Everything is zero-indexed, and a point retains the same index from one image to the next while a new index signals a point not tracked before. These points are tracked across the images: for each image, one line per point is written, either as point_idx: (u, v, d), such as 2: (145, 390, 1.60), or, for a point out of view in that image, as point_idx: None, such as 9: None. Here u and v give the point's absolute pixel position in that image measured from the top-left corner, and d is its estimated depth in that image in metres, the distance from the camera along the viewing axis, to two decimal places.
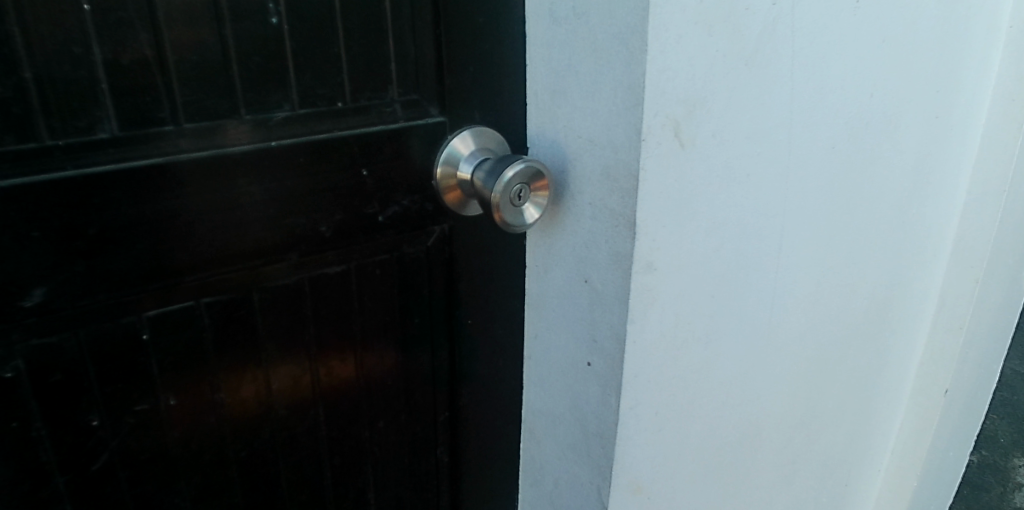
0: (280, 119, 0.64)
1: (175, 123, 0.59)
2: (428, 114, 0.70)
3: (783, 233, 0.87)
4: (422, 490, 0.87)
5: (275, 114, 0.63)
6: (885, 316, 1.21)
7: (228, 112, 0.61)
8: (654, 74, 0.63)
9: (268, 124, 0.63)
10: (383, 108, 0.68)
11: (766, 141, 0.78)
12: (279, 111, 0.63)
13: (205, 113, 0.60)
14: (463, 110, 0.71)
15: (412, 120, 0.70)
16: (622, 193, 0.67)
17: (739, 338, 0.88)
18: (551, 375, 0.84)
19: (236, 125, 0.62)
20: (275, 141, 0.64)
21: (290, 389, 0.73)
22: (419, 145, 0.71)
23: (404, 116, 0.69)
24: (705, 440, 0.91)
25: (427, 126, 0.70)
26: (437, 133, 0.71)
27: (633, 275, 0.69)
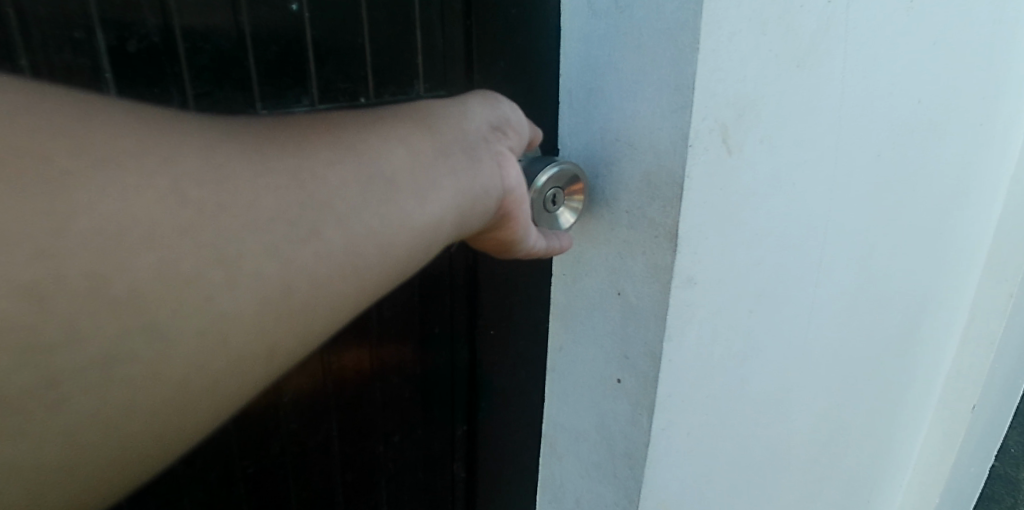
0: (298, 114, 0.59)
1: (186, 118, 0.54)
2: None
3: (825, 245, 0.82)
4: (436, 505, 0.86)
5: (293, 108, 0.59)
6: (918, 330, 1.16)
7: (243, 106, 0.56)
8: (705, 75, 0.58)
9: None
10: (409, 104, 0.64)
11: (814, 148, 0.73)
12: (298, 105, 0.59)
13: (218, 108, 0.55)
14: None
15: None
16: (664, 202, 0.62)
17: (774, 356, 0.83)
18: (575, 390, 0.79)
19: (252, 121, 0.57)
20: None
21: (302, 403, 0.69)
22: None
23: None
24: (734, 461, 0.86)
25: None
26: None
27: (673, 290, 0.64)
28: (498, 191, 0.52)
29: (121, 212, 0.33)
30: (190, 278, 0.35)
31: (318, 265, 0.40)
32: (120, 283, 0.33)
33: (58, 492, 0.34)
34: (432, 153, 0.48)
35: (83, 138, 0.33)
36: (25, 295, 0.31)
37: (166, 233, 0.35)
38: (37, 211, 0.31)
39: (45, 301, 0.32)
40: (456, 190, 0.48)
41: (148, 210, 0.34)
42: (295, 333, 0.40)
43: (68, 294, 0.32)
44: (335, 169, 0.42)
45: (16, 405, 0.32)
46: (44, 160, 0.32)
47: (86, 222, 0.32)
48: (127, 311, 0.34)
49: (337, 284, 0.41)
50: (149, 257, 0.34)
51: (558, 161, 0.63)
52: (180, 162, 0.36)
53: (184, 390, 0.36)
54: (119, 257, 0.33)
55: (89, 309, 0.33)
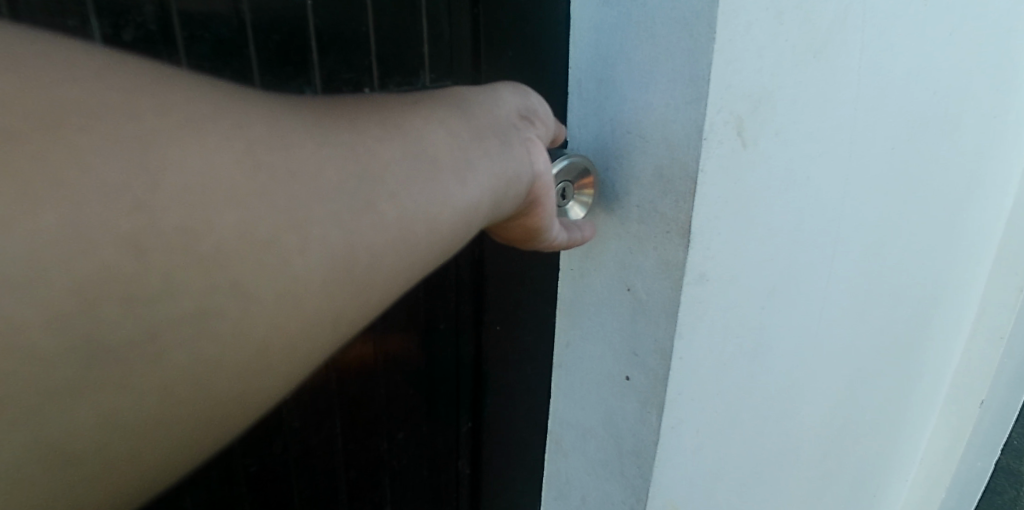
0: None
1: None
2: None
3: (838, 239, 0.81)
4: (440, 504, 0.85)
5: None
6: (928, 324, 1.14)
7: None
8: (721, 66, 0.56)
9: None
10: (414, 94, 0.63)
11: (829, 141, 0.71)
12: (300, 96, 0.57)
13: None
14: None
15: None
16: (676, 197, 0.60)
17: (784, 353, 0.82)
18: (583, 387, 0.77)
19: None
20: None
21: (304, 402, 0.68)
22: None
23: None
24: (743, 458, 0.85)
25: None
26: None
27: (685, 286, 0.63)
28: (529, 175, 0.51)
29: (205, 170, 0.33)
30: (269, 239, 0.35)
31: (377, 236, 0.39)
32: (207, 240, 0.33)
33: (141, 459, 0.34)
34: (467, 135, 0.47)
35: (164, 100, 0.33)
36: (126, 247, 0.31)
37: (245, 194, 0.34)
38: (129, 166, 0.31)
39: (142, 254, 0.31)
40: (491, 174, 0.47)
41: (228, 170, 0.34)
42: (358, 304, 0.39)
43: (164, 249, 0.32)
44: (384, 145, 0.41)
45: (122, 356, 0.31)
46: (132, 118, 0.32)
47: (175, 179, 0.32)
48: (217, 268, 0.33)
49: (396, 256, 0.41)
50: (233, 217, 0.34)
51: (568, 154, 0.61)
52: (248, 129, 0.35)
53: (262, 354, 0.36)
54: (207, 213, 0.33)
55: (185, 262, 0.32)
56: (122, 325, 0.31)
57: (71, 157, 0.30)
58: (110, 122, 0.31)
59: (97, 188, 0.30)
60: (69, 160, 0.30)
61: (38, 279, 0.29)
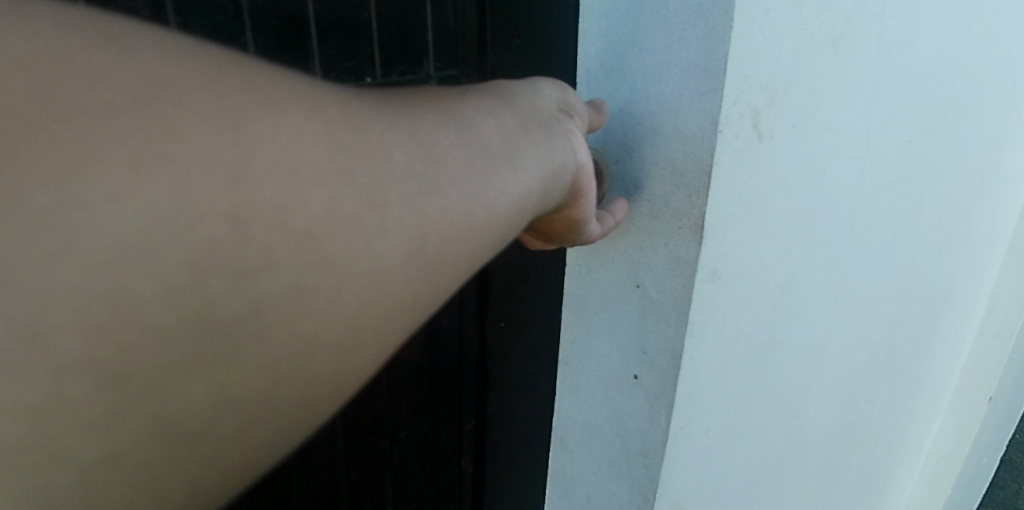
0: None
1: None
2: None
3: (852, 234, 0.79)
4: (444, 498, 0.85)
5: None
6: (938, 320, 1.12)
7: None
8: (738, 55, 0.53)
9: None
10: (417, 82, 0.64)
11: (845, 133, 0.69)
12: None
13: None
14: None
15: None
16: (689, 191, 0.58)
17: (796, 350, 0.80)
18: (589, 384, 0.76)
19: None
20: None
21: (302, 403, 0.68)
22: None
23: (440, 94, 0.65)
24: (751, 457, 0.83)
25: None
26: None
27: (697, 284, 0.61)
28: (576, 166, 0.49)
29: (291, 146, 0.31)
30: (354, 216, 0.33)
31: (450, 219, 0.37)
32: (300, 214, 0.31)
33: (249, 453, 0.31)
34: (515, 123, 0.46)
35: (245, 77, 0.32)
36: (225, 219, 0.29)
37: (328, 171, 0.32)
38: (221, 137, 0.29)
39: (243, 228, 0.29)
40: (541, 164, 0.45)
41: (311, 145, 0.32)
42: (435, 288, 0.37)
43: (262, 221, 0.30)
44: (443, 132, 0.40)
45: (227, 332, 0.29)
46: (217, 92, 0.30)
47: (266, 152, 0.31)
48: (310, 243, 0.31)
49: (469, 242, 0.38)
50: (320, 193, 0.32)
51: None
52: (325, 109, 0.34)
53: (356, 339, 0.33)
54: (297, 188, 0.31)
55: (281, 235, 0.30)
56: (230, 301, 0.29)
57: (168, 127, 0.28)
58: (199, 93, 0.30)
59: (194, 159, 0.28)
60: (161, 129, 0.28)
61: (145, 252, 0.27)
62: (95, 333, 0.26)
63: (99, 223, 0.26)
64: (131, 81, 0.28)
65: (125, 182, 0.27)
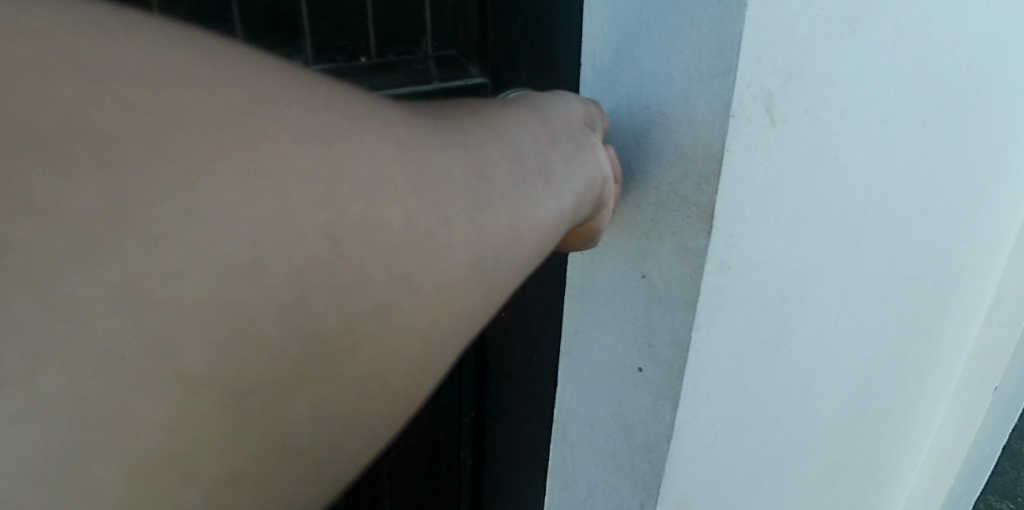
0: None
1: None
2: (468, 73, 0.67)
3: (863, 223, 0.76)
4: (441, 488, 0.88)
5: None
6: (946, 309, 1.10)
7: None
8: (752, 36, 0.51)
9: None
10: (416, 64, 0.64)
11: (859, 117, 0.66)
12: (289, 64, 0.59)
13: None
14: (506, 69, 0.66)
15: (448, 79, 0.66)
16: (699, 179, 0.56)
17: (804, 342, 0.78)
18: (591, 376, 0.73)
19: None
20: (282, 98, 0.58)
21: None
22: None
23: (438, 74, 0.66)
24: (757, 450, 0.81)
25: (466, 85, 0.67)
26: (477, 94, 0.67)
27: (704, 276, 0.58)
28: (602, 181, 0.50)
29: (370, 167, 0.32)
30: (427, 233, 0.34)
31: (502, 234, 0.38)
32: (383, 231, 0.32)
33: (338, 466, 0.31)
34: (548, 139, 0.46)
35: (330, 98, 0.32)
36: (324, 233, 0.30)
37: (403, 190, 0.33)
38: (313, 156, 0.30)
39: (338, 245, 0.30)
40: (576, 182, 0.46)
41: (384, 163, 0.33)
42: (489, 301, 0.37)
43: (356, 237, 0.31)
44: (488, 152, 0.40)
45: (327, 343, 0.30)
46: (310, 113, 0.31)
47: (353, 171, 0.31)
48: (395, 260, 0.32)
49: (516, 260, 0.39)
50: (397, 213, 0.33)
51: None
52: (395, 130, 0.34)
53: (431, 353, 0.34)
54: (381, 206, 0.32)
55: (371, 251, 0.31)
56: (331, 313, 0.30)
57: (270, 145, 0.29)
58: (294, 113, 0.30)
59: (294, 177, 0.29)
60: (267, 147, 0.29)
61: (257, 268, 0.28)
62: (219, 345, 0.27)
63: (218, 237, 0.27)
64: (232, 95, 0.29)
65: (237, 197, 0.27)
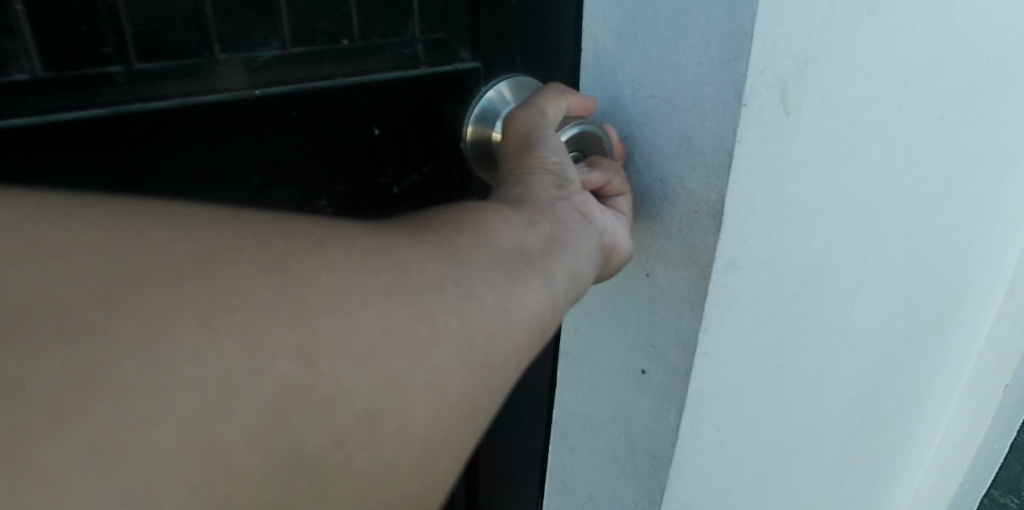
0: (264, 60, 0.51)
1: (125, 62, 0.47)
2: (459, 57, 0.58)
3: (877, 218, 0.72)
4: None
5: (259, 53, 0.51)
6: (959, 305, 1.07)
7: (196, 49, 0.49)
8: (765, 20, 0.47)
9: (251, 66, 0.51)
10: (402, 48, 0.56)
11: (877, 108, 0.62)
12: (265, 48, 0.51)
13: (165, 52, 0.48)
14: (499, 54, 0.59)
15: (438, 66, 0.57)
16: (708, 172, 0.52)
17: (814, 343, 0.74)
18: (592, 378, 0.70)
19: (209, 66, 0.49)
20: (260, 89, 0.51)
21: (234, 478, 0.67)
22: (448, 95, 0.59)
23: (426, 59, 0.57)
24: (764, 453, 0.78)
25: (457, 72, 0.58)
26: (469, 81, 0.59)
27: (713, 275, 0.55)
28: (595, 240, 0.46)
29: (336, 279, 0.29)
30: (409, 330, 0.30)
31: (490, 324, 0.34)
32: (360, 343, 0.29)
33: None
34: (524, 219, 0.41)
35: (283, 230, 0.29)
36: (299, 357, 0.27)
37: (373, 296, 0.30)
38: (274, 280, 0.27)
39: (317, 366, 0.27)
40: (569, 253, 0.42)
41: (350, 277, 0.30)
42: (489, 390, 0.34)
43: (332, 355, 0.28)
44: (462, 241, 0.36)
45: (320, 471, 0.27)
46: (262, 246, 0.28)
47: (318, 286, 0.28)
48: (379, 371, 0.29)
49: (508, 343, 0.35)
50: (372, 316, 0.29)
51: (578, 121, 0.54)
52: (353, 239, 0.31)
53: (431, 455, 0.31)
54: (354, 317, 0.29)
55: (353, 366, 0.28)
56: (319, 434, 0.27)
57: (226, 277, 0.26)
58: (247, 246, 0.28)
59: (257, 309, 0.26)
60: (223, 280, 0.26)
61: (228, 413, 0.25)
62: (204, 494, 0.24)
63: (187, 385, 0.24)
64: (175, 243, 0.26)
65: (204, 344, 0.25)
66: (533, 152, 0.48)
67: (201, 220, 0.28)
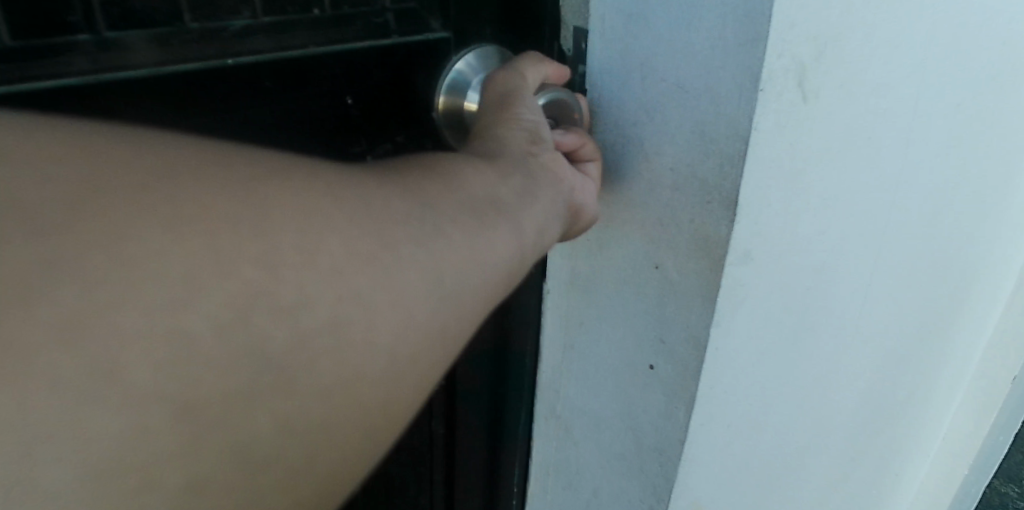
0: (237, 29, 0.48)
1: (91, 32, 0.44)
2: (429, 28, 0.56)
3: (891, 209, 0.70)
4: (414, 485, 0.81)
5: (229, 23, 0.48)
6: (969, 296, 1.04)
7: (165, 18, 0.46)
8: (785, 0, 0.44)
9: (222, 36, 0.48)
10: (373, 17, 0.54)
11: (896, 94, 0.60)
12: (235, 18, 0.48)
13: (131, 20, 0.45)
14: (471, 25, 0.57)
15: (410, 35, 0.55)
16: (721, 160, 0.50)
17: (824, 337, 0.72)
18: (597, 373, 0.68)
19: (180, 35, 0.47)
20: (233, 59, 0.48)
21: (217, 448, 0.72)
22: (421, 68, 0.56)
23: (398, 29, 0.55)
24: (771, 450, 0.76)
25: (428, 42, 0.56)
26: (440, 52, 0.57)
27: (726, 268, 0.53)
28: (565, 200, 0.46)
29: (300, 197, 0.29)
30: (372, 254, 0.30)
31: (457, 265, 0.33)
32: (322, 257, 0.28)
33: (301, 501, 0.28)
34: (494, 172, 0.40)
35: (254, 156, 0.29)
36: (257, 262, 0.26)
37: (338, 218, 0.29)
38: (240, 188, 0.27)
39: (277, 271, 0.27)
40: (542, 204, 0.42)
41: (317, 197, 0.29)
42: (459, 324, 0.34)
43: (295, 262, 0.27)
44: (438, 186, 0.36)
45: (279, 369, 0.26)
46: (229, 163, 0.28)
47: (284, 197, 0.28)
48: (344, 287, 0.29)
49: (479, 279, 0.35)
50: (336, 237, 0.29)
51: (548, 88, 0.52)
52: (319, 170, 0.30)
53: (398, 377, 0.31)
54: (318, 232, 0.28)
55: (318, 274, 0.28)
56: (278, 336, 0.26)
57: (191, 184, 0.26)
58: (219, 161, 0.27)
59: (223, 214, 0.26)
60: (180, 189, 0.26)
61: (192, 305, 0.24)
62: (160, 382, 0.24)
63: (141, 280, 0.24)
64: (138, 154, 0.26)
65: (161, 244, 0.24)
66: (509, 108, 0.48)
67: (166, 139, 0.28)
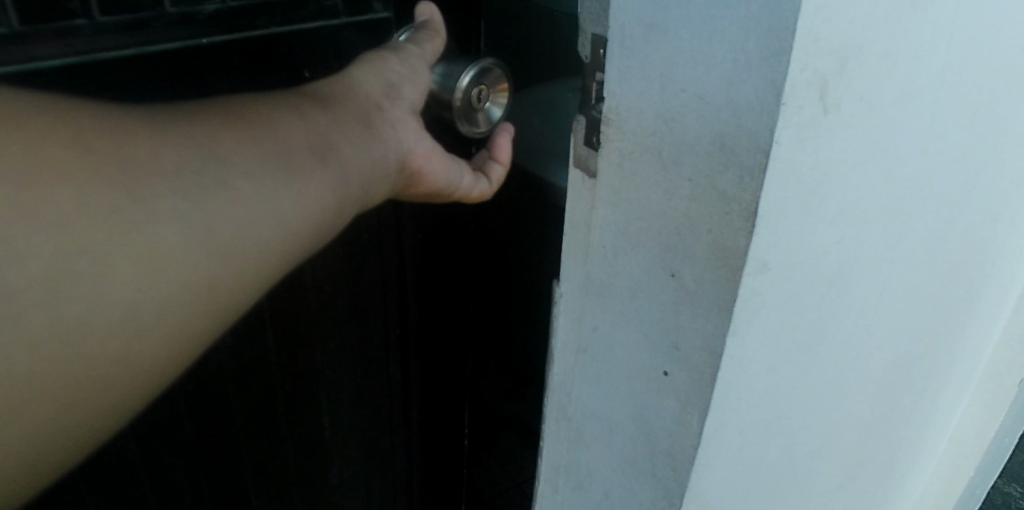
0: (208, 11, 0.86)
1: (88, 16, 0.78)
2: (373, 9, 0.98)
3: (905, 218, 0.69)
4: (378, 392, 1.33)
5: (204, 7, 0.85)
6: (981, 300, 1.04)
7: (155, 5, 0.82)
8: (809, 14, 0.44)
9: (195, 15, 0.85)
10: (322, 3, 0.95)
11: (914, 104, 0.59)
12: (210, 3, 0.86)
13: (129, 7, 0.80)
14: None
15: (358, 15, 0.97)
16: (741, 171, 0.50)
17: (836, 342, 0.72)
18: (610, 377, 0.69)
19: (162, 15, 0.83)
20: (206, 38, 0.86)
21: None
22: (365, 34, 0.99)
23: (345, 10, 0.96)
24: (781, 454, 0.76)
25: (373, 19, 0.98)
26: (382, 25, 0.99)
27: (743, 278, 0.53)
28: (403, 153, 0.77)
29: (182, 159, 0.53)
30: (213, 187, 0.54)
31: (273, 203, 0.58)
32: (177, 206, 0.52)
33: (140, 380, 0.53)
34: (360, 139, 0.70)
35: (95, 118, 0.51)
36: (129, 195, 0.50)
37: (198, 174, 0.54)
38: (145, 155, 0.52)
39: (153, 205, 0.51)
40: (360, 159, 0.69)
41: (186, 156, 0.54)
42: (310, 226, 0.62)
43: (169, 195, 0.52)
44: (278, 132, 0.62)
45: (85, 281, 0.48)
46: (114, 142, 0.51)
47: (159, 163, 0.52)
48: (164, 216, 0.51)
49: (296, 210, 0.60)
50: (249, 185, 0.56)
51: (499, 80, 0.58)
52: (163, 137, 0.54)
53: (212, 270, 0.54)
54: (182, 184, 0.53)
55: (187, 207, 0.52)
56: (178, 247, 0.52)
57: (111, 158, 0.50)
58: (115, 142, 0.51)
59: (113, 175, 0.50)
60: (92, 168, 0.49)
61: (119, 235, 0.49)
62: (122, 280, 0.49)
63: (73, 210, 0.47)
64: (30, 154, 0.47)
65: (95, 191, 0.49)
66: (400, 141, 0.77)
67: (92, 111, 0.52)
